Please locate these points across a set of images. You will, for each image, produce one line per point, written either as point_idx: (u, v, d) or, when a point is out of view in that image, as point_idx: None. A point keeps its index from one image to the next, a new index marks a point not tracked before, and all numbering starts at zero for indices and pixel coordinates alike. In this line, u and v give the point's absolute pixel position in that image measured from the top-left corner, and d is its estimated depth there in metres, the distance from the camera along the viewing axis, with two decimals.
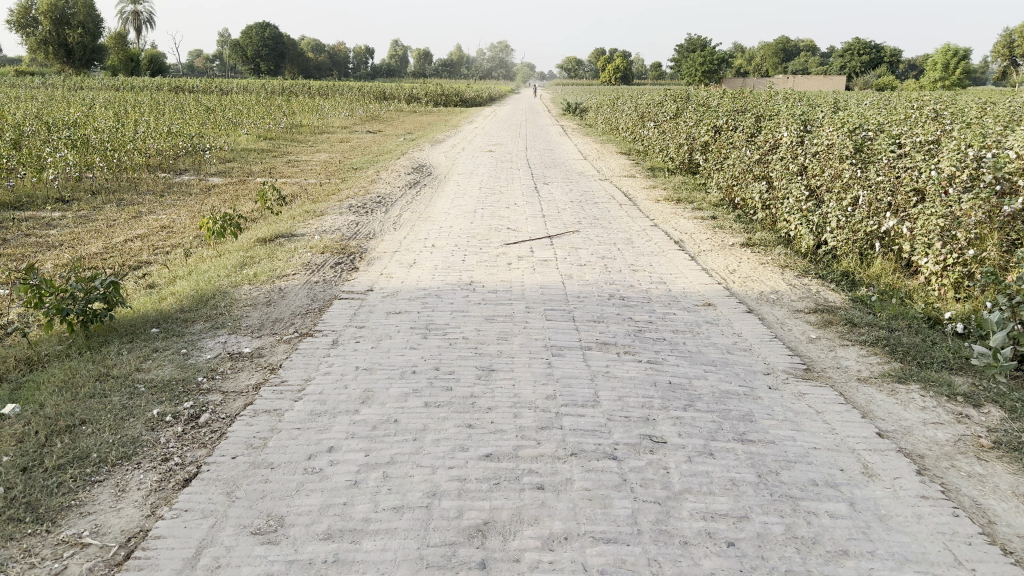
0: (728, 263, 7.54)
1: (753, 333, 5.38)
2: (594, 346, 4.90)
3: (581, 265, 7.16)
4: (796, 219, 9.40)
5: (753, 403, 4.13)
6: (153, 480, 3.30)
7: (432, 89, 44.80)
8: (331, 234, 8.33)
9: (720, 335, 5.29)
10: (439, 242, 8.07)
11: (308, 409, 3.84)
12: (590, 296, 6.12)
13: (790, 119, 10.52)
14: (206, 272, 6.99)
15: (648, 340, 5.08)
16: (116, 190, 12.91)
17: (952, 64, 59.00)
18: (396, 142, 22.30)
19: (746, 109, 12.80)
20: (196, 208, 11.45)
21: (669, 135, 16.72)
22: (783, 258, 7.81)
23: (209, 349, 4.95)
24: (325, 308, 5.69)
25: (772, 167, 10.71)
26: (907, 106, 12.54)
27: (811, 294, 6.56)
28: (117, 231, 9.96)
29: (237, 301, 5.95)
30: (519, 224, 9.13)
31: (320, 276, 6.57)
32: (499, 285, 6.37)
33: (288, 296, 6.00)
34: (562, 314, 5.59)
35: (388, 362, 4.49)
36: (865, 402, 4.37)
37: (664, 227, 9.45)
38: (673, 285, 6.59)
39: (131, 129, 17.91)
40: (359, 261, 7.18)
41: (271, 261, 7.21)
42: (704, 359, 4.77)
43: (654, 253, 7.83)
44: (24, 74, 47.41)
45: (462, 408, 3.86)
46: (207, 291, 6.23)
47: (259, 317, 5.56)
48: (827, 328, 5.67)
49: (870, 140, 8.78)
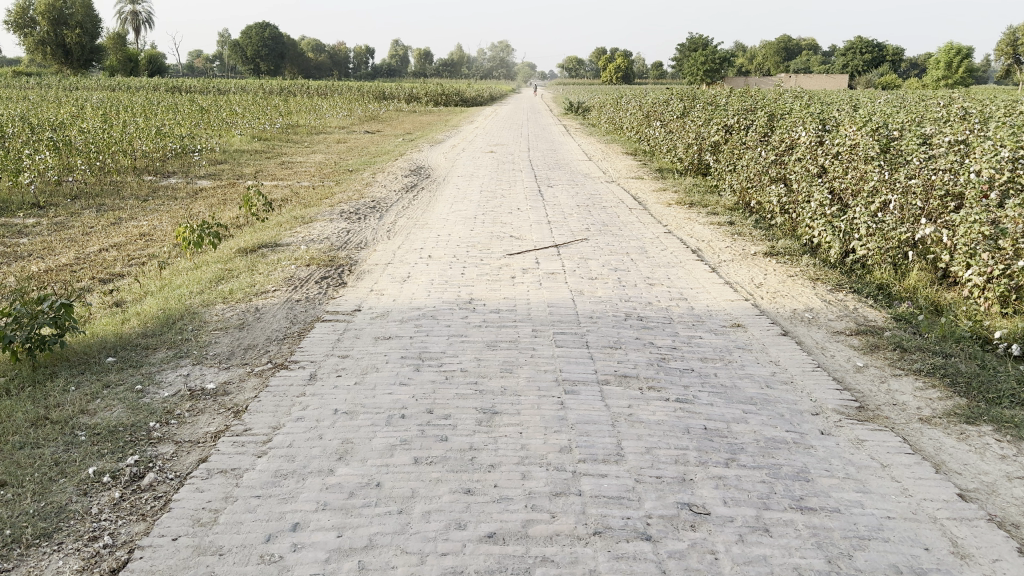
0: (753, 275, 6.87)
1: (793, 362, 4.71)
2: (613, 379, 4.24)
3: (592, 279, 6.49)
4: (819, 226, 8.69)
5: (806, 456, 3.47)
6: (73, 570, 2.63)
7: (431, 89, 44.07)
8: (319, 244, 7.67)
9: (756, 364, 4.62)
10: (436, 252, 7.40)
11: (272, 469, 3.18)
12: (604, 316, 5.44)
13: (808, 118, 9.85)
14: (178, 288, 6.34)
15: (674, 371, 4.42)
16: (97, 194, 12.27)
17: (955, 63, 57.93)
18: (393, 142, 21.62)
19: (758, 107, 12.12)
20: (179, 214, 10.79)
21: (675, 134, 16.02)
22: (812, 270, 7.12)
23: (168, 385, 4.29)
24: (305, 332, 5.03)
25: (790, 169, 10.04)
26: (929, 103, 11.85)
27: (849, 313, 5.89)
28: (92, 240, 9.30)
29: (207, 323, 5.28)
30: (523, 231, 8.47)
31: (302, 293, 5.90)
32: (502, 303, 5.71)
33: (265, 317, 5.34)
34: (573, 338, 4.92)
35: (372, 403, 3.82)
36: (933, 450, 3.69)
37: (679, 234, 8.78)
38: (696, 302, 5.91)
39: (119, 130, 17.29)
40: (347, 275, 6.52)
41: (250, 275, 6.55)
42: (741, 398, 4.09)
43: (671, 264, 7.18)
44: (22, 75, 46.79)
45: (458, 466, 3.19)
46: (176, 311, 5.57)
47: (228, 343, 4.88)
48: (873, 354, 5.00)
49: (896, 141, 8.12)
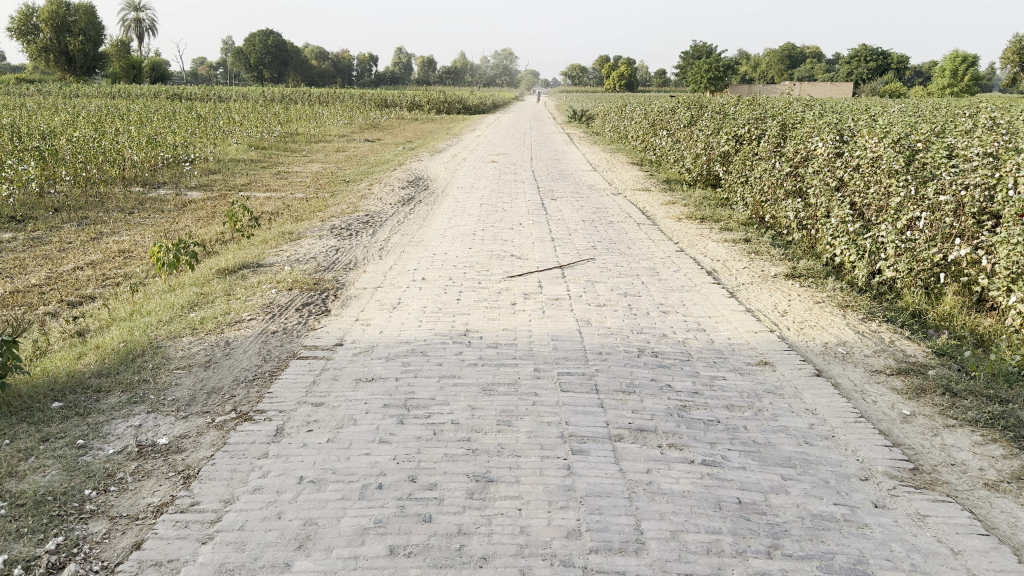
0: (776, 302, 6.30)
1: (833, 412, 4.14)
2: (628, 434, 3.66)
3: (599, 307, 5.93)
4: (842, 244, 8.09)
5: (863, 542, 2.89)
6: None
7: (432, 96, 43.60)
8: (304, 264, 7.10)
9: (791, 415, 4.04)
10: (430, 274, 6.84)
11: (218, 565, 2.60)
12: (615, 353, 4.85)
13: (825, 128, 9.25)
14: (147, 316, 5.78)
15: (698, 423, 3.84)
16: (80, 207, 11.74)
17: (961, 70, 57.02)
18: (393, 151, 21.13)
19: (769, 117, 11.54)
20: (163, 229, 10.24)
21: (682, 143, 15.45)
22: (840, 295, 6.54)
23: (115, 440, 3.72)
24: (277, 372, 4.45)
25: (807, 182, 9.45)
26: (952, 113, 11.21)
27: (885, 348, 5.31)
28: (67, 257, 8.77)
29: (171, 361, 4.71)
30: (525, 250, 7.90)
31: (280, 323, 5.32)
32: (501, 335, 5.15)
33: (235, 353, 4.77)
34: (581, 380, 4.33)
35: (345, 468, 3.24)
36: (1010, 528, 3.10)
37: (692, 253, 8.21)
38: (715, 335, 5.32)
39: (111, 139, 16.80)
40: (331, 301, 5.94)
41: (226, 301, 5.98)
42: (777, 461, 3.51)
43: (685, 288, 6.61)
44: (25, 83, 46.45)
45: (442, 559, 2.62)
46: (137, 345, 5.00)
47: (189, 387, 4.31)
48: (921, 400, 4.42)
49: (921, 152, 7.49)
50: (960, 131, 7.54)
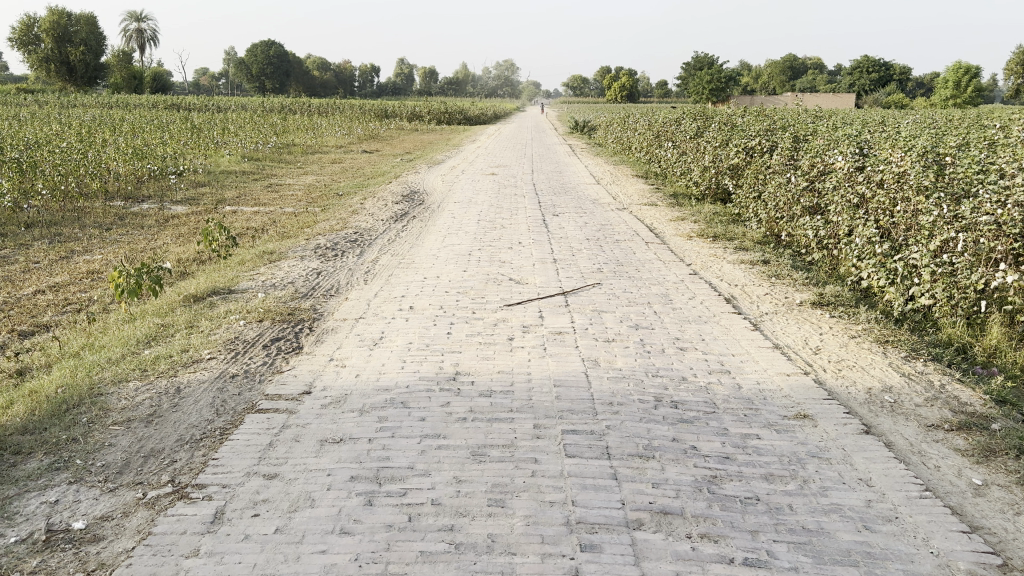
0: (805, 336, 5.61)
1: (892, 485, 3.44)
2: (650, 519, 2.98)
3: (608, 343, 5.25)
4: (868, 267, 7.37)
5: None
6: None
7: (433, 107, 42.95)
8: (279, 290, 6.44)
9: (843, 490, 3.36)
10: (418, 303, 6.16)
11: None
12: (628, 402, 4.17)
13: (844, 141, 8.62)
14: (96, 353, 5.09)
15: (735, 503, 3.15)
16: (54, 223, 11.07)
17: (963, 82, 56.17)
18: (392, 162, 20.54)
19: (782, 128, 10.91)
20: (139, 247, 9.59)
21: (689, 155, 14.81)
22: (875, 329, 5.83)
23: (18, 524, 3.02)
24: (230, 430, 3.77)
25: (827, 199, 8.76)
26: (978, 125, 10.52)
27: (936, 395, 4.60)
28: (30, 278, 8.10)
29: (109, 414, 4.02)
30: (524, 274, 7.22)
31: (242, 364, 4.64)
32: (497, 379, 4.47)
33: (184, 404, 4.09)
34: (590, 441, 3.64)
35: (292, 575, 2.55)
36: None
37: (707, 276, 7.53)
38: (742, 379, 4.64)
39: (96, 151, 16.21)
40: (305, 336, 5.27)
41: (187, 336, 5.30)
42: (836, 558, 2.82)
43: (703, 319, 5.94)
44: (23, 92, 45.71)
45: None
46: (74, 391, 4.30)
47: (123, 451, 3.62)
48: (992, 466, 3.70)
49: (951, 167, 6.81)
50: (993, 144, 6.86)
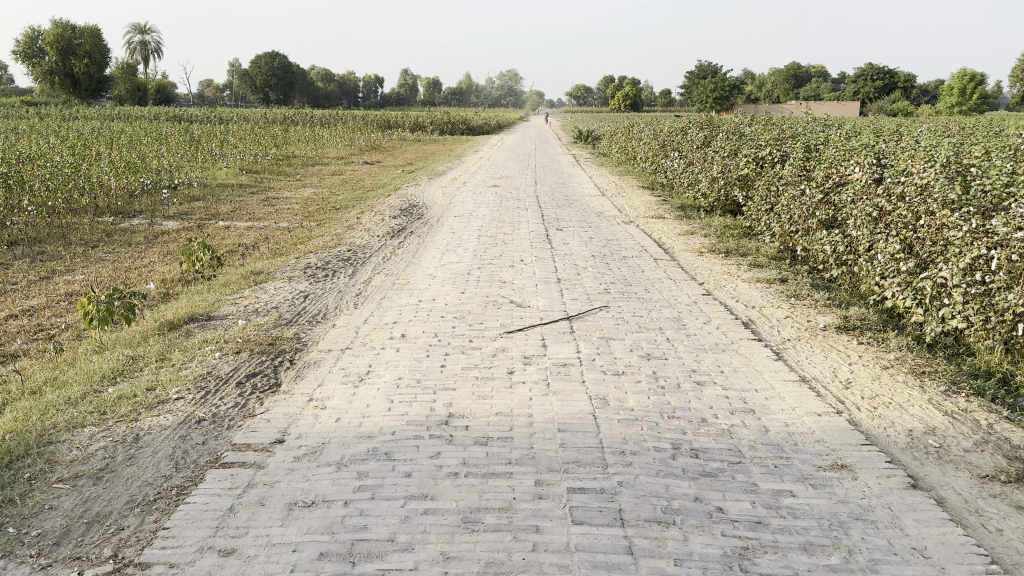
0: (833, 367, 5.12)
1: (953, 557, 2.95)
2: None
3: (617, 376, 4.78)
4: (893, 286, 6.86)
5: None
6: None
7: (435, 117, 42.62)
8: (262, 317, 5.98)
9: (896, 563, 2.88)
10: (411, 330, 5.69)
11: None
12: (643, 451, 3.70)
13: (861, 151, 8.14)
14: (55, 390, 4.62)
15: None
16: (40, 240, 10.65)
17: (968, 89, 55.50)
18: (392, 174, 20.15)
19: (794, 138, 10.44)
20: (123, 266, 9.15)
21: (696, 166, 14.34)
22: (907, 358, 5.33)
23: None
24: (189, 491, 3.29)
25: (844, 212, 8.27)
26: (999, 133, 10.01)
27: (985, 438, 4.10)
28: (5, 301, 7.65)
29: (55, 468, 3.53)
30: (525, 295, 6.76)
31: (210, 407, 4.17)
32: (493, 422, 4.00)
33: (140, 457, 3.62)
34: (600, 503, 3.16)
35: None
36: None
37: (722, 297, 7.04)
38: (769, 420, 4.16)
39: (89, 164, 15.82)
40: (285, 371, 4.81)
41: (156, 371, 4.83)
42: None
43: (719, 347, 5.47)
44: (25, 105, 45.53)
45: None
46: (20, 438, 3.80)
47: (64, 516, 3.12)
48: None
49: (977, 178, 6.31)
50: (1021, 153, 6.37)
